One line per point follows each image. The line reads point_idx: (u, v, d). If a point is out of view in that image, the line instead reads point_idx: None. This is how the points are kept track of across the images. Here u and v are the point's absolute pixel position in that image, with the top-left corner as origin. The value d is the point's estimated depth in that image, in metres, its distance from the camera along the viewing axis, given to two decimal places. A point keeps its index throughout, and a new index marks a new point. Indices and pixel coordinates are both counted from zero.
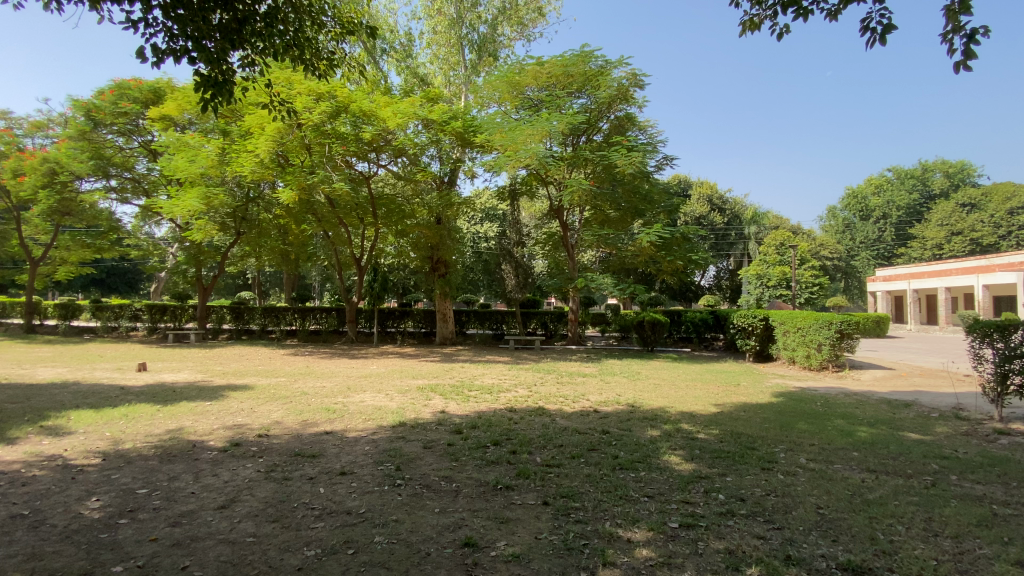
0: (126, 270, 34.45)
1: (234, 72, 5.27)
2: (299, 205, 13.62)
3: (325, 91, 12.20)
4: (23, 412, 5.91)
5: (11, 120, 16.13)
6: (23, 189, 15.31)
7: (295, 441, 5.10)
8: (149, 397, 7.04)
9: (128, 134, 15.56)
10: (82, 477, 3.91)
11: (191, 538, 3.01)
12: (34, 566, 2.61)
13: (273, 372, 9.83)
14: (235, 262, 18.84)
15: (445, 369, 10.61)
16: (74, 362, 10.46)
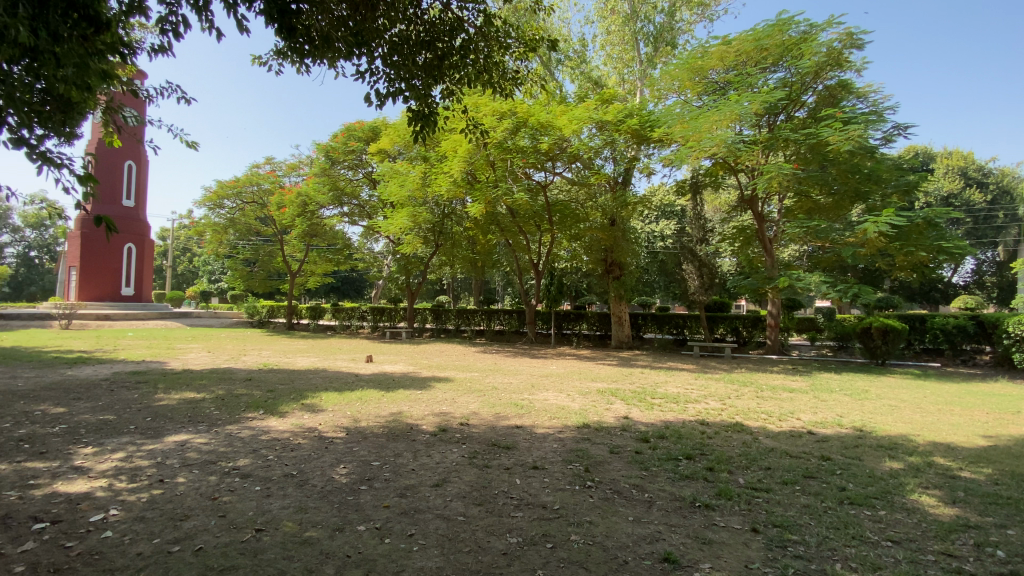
0: (354, 279, 42.07)
1: (437, 104, 5.95)
2: (486, 217, 14.86)
3: (507, 109, 12.84)
4: (293, 391, 7.59)
5: (274, 165, 20.52)
6: (285, 218, 19.45)
7: (491, 432, 5.51)
8: (375, 384, 8.39)
9: (355, 167, 19.13)
10: (332, 447, 4.82)
11: (414, 509, 3.44)
12: (304, 516, 3.27)
13: (468, 367, 10.86)
14: (434, 270, 21.35)
15: (626, 374, 10.38)
16: (322, 354, 13.11)
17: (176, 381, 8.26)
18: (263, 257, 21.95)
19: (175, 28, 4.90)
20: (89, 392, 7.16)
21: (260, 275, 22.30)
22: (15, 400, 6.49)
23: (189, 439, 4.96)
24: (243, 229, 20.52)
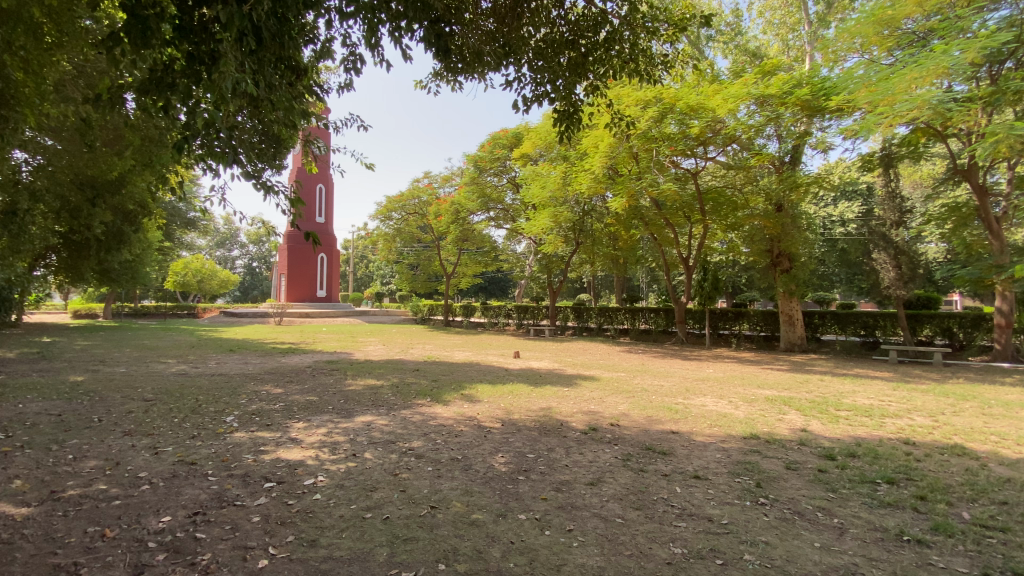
0: (500, 279, 44.32)
1: (581, 101, 5.92)
2: (628, 212, 14.47)
3: (652, 96, 12.48)
4: (453, 382, 8.26)
5: (431, 178, 22.58)
6: (440, 225, 21.27)
7: (644, 435, 5.31)
8: (525, 379, 8.70)
9: (500, 173, 20.03)
10: (491, 437, 5.12)
11: (572, 506, 3.47)
12: (470, 499, 3.51)
13: (615, 367, 10.65)
14: (576, 267, 21.46)
15: (799, 381, 9.16)
16: (475, 349, 14.05)
17: (359, 369, 9.59)
18: (423, 261, 24.33)
19: (354, 66, 5.67)
20: (298, 376, 8.70)
21: (421, 278, 24.91)
22: (249, 381, 8.18)
23: (372, 420, 5.70)
24: (406, 236, 22.95)
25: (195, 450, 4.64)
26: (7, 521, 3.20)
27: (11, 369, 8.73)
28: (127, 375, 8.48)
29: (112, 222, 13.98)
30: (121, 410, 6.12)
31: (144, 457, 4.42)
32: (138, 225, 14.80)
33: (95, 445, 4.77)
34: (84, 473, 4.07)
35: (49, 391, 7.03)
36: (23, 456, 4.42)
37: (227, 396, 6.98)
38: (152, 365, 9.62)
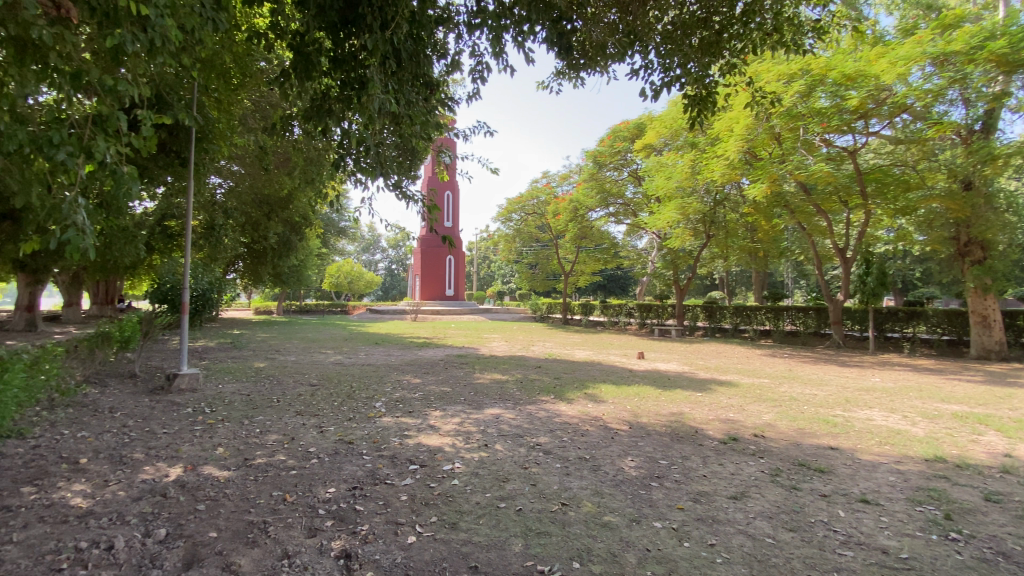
0: (622, 277, 43.18)
1: (714, 83, 5.50)
2: (769, 199, 13.15)
3: (797, 68, 11.36)
4: (577, 381, 8.24)
5: (549, 178, 22.78)
6: (560, 224, 21.39)
7: (794, 449, 4.77)
8: (652, 381, 8.36)
9: (621, 167, 19.46)
10: (619, 439, 4.99)
11: (712, 519, 3.23)
12: (601, 501, 3.45)
13: (754, 372, 9.73)
14: (705, 263, 20.13)
15: (1000, 395, 7.49)
16: (597, 348, 13.88)
17: (486, 364, 10.04)
18: (543, 261, 24.75)
19: (481, 75, 5.93)
20: (432, 368, 9.38)
21: (541, 276, 25.26)
22: (392, 371, 9.02)
23: (501, 414, 5.92)
24: (527, 236, 23.43)
25: (351, 431, 5.24)
26: (216, 481, 3.93)
27: (215, 355, 10.72)
28: (296, 363, 9.90)
29: (283, 232, 16.56)
30: (293, 392, 7.16)
31: (311, 435, 5.11)
32: (303, 234, 17.47)
33: (275, 422, 5.64)
34: (268, 445, 4.84)
35: (241, 375, 8.48)
36: (224, 428, 5.38)
37: (374, 384, 7.78)
38: (314, 355, 11.10)
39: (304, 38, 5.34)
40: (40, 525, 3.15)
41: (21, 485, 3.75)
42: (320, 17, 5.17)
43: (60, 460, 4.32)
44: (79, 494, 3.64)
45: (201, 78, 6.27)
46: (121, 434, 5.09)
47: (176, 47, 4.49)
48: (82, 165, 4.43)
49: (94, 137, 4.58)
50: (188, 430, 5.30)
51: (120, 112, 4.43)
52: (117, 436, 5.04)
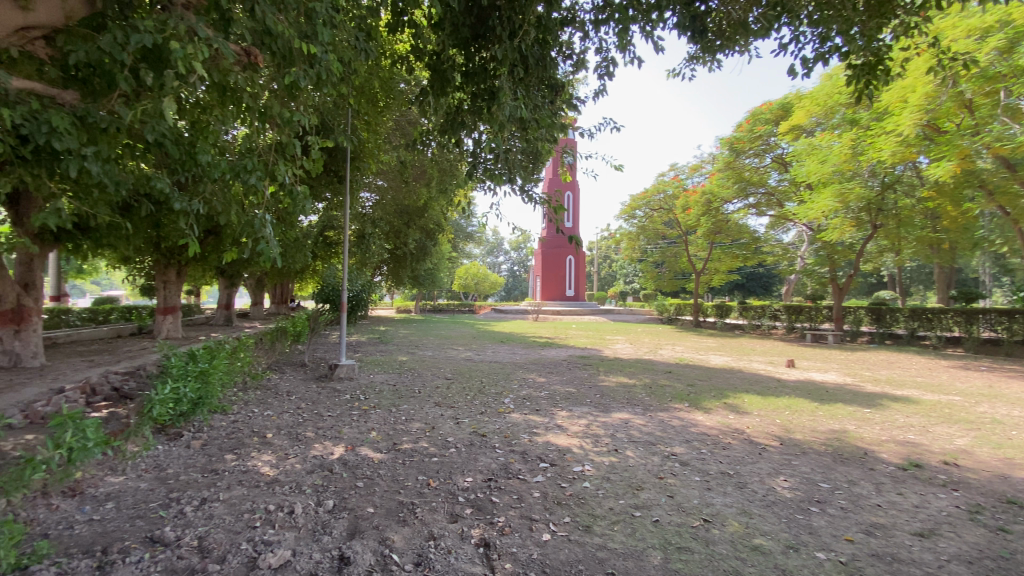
0: (763, 275, 39.22)
1: (886, 48, 4.74)
2: (957, 178, 10.96)
3: (994, 19, 9.33)
4: (713, 389, 7.66)
5: (678, 170, 21.64)
6: (690, 219, 20.12)
7: (1004, 484, 3.87)
8: (804, 393, 7.44)
9: (763, 153, 17.61)
10: (767, 455, 4.52)
11: (891, 556, 2.76)
12: (749, 522, 3.15)
13: (940, 387, 8.13)
14: (868, 258, 17.39)
15: None
16: (736, 354, 12.76)
17: (613, 367, 9.81)
18: (670, 259, 23.49)
19: (607, 71, 5.81)
20: (559, 369, 9.43)
21: (668, 275, 24.01)
22: (519, 369, 9.28)
23: (631, 419, 5.73)
24: (653, 233, 22.51)
25: (484, 425, 5.50)
26: (370, 461, 4.40)
27: (365, 349, 12.00)
28: (432, 358, 10.68)
29: (420, 238, 18.06)
30: (432, 385, 7.72)
31: (449, 426, 5.47)
32: (436, 240, 18.93)
33: (417, 411, 6.14)
34: (412, 432, 5.29)
35: (387, 367, 9.41)
36: (375, 414, 6.01)
37: (503, 381, 8.08)
38: (448, 351, 11.87)
39: (440, 56, 5.75)
40: (240, 487, 3.81)
41: (226, 453, 4.58)
42: (454, 34, 5.52)
43: (252, 433, 5.19)
44: (266, 464, 4.33)
45: (355, 103, 7.08)
46: (296, 414, 5.96)
47: (335, 79, 5.15)
48: (268, 186, 5.30)
49: (275, 161, 5.46)
50: (347, 414, 6.02)
51: (294, 139, 5.21)
52: (293, 416, 5.91)
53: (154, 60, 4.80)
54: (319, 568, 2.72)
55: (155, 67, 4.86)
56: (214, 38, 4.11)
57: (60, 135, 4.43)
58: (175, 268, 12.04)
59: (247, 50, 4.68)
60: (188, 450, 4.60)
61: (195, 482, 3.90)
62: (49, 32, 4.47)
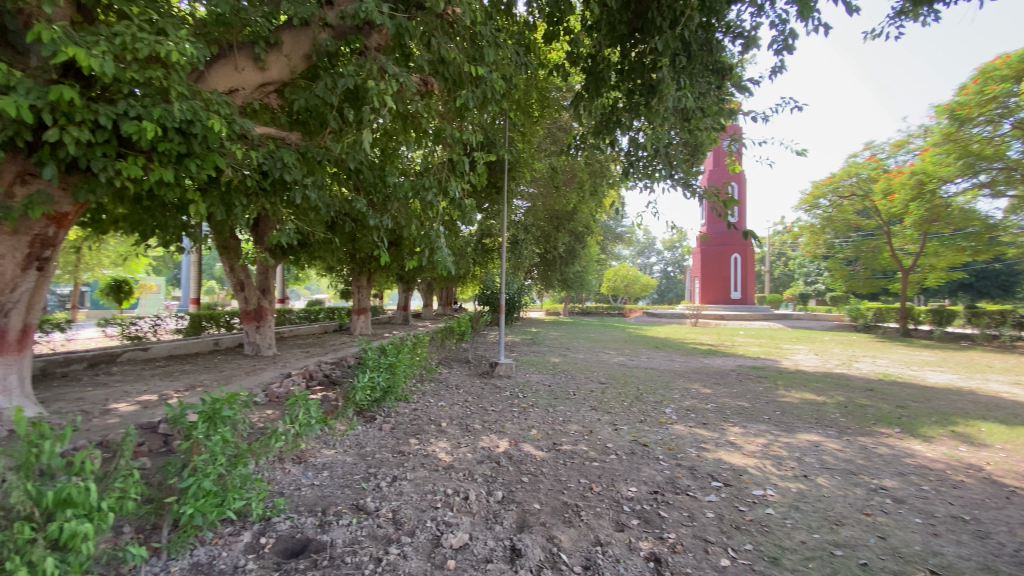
0: (999, 274, 31.07)
1: None
2: None
3: None
4: (932, 413, 6.27)
5: (874, 149, 18.40)
6: (894, 206, 16.97)
7: None
8: None
9: (999, 118, 13.38)
10: (1020, 502, 3.54)
11: None
12: None
13: None
14: None
15: None
16: (962, 370, 10.28)
17: (793, 380, 8.66)
18: (866, 254, 19.91)
19: (785, 44, 5.19)
20: (726, 379, 8.65)
21: (864, 274, 20.61)
22: (679, 377, 8.78)
23: (820, 442, 4.99)
24: (841, 225, 19.46)
25: (646, 434, 5.31)
26: (534, 459, 4.56)
27: (521, 349, 12.52)
28: (585, 361, 10.69)
29: (570, 241, 18.31)
30: (588, 389, 7.71)
31: (608, 431, 5.40)
32: (586, 242, 19.02)
33: (575, 413, 6.20)
34: (571, 433, 5.36)
35: (542, 367, 9.70)
36: (535, 413, 6.23)
37: (663, 389, 7.70)
38: (601, 355, 11.77)
39: (596, 57, 5.76)
40: (422, 469, 4.26)
41: (410, 437, 5.17)
42: (610, 34, 5.55)
43: (430, 421, 5.77)
44: (443, 450, 4.78)
45: (515, 115, 7.50)
46: (464, 407, 6.47)
47: (499, 95, 5.53)
48: (441, 200, 5.86)
49: (447, 178, 6.03)
50: (509, 410, 6.35)
51: (463, 156, 5.71)
52: (462, 408, 6.43)
53: (354, 100, 5.68)
54: (493, 555, 2.90)
55: (355, 105, 5.76)
56: (400, 73, 4.73)
57: (288, 168, 5.49)
58: (366, 275, 14.04)
59: (424, 79, 5.31)
60: (381, 432, 5.30)
61: (387, 461, 4.48)
62: (281, 87, 5.58)
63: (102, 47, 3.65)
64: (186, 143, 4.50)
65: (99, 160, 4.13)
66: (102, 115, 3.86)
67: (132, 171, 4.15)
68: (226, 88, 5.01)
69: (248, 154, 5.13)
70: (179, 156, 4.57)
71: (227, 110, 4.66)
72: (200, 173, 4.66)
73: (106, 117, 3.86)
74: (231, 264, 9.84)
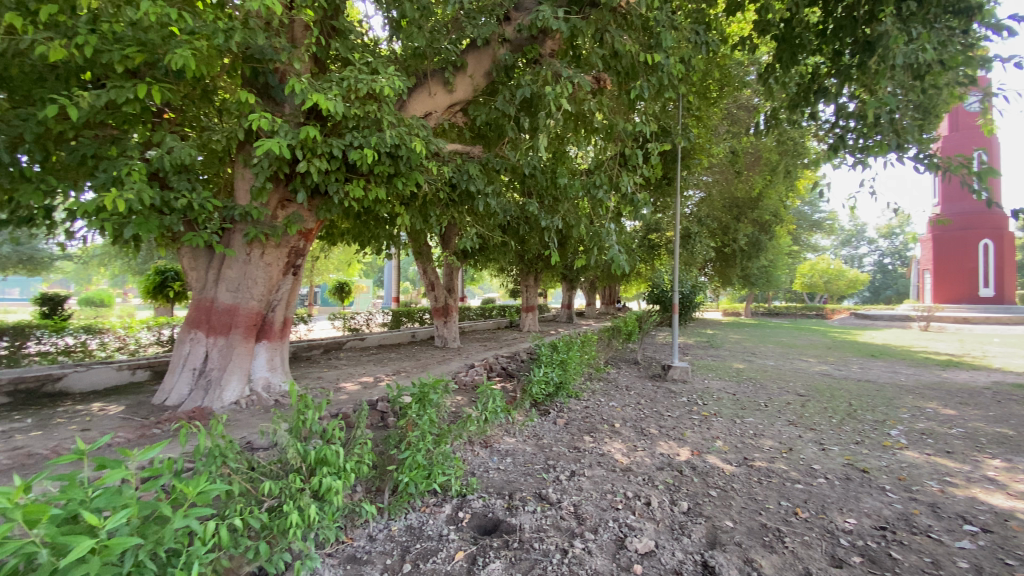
0: None
1: None
2: None
3: None
4: None
5: None
6: None
7: None
8: None
9: None
10: None
11: None
12: None
13: None
14: None
15: None
16: None
17: None
18: None
19: None
20: (976, 399, 6.81)
21: None
22: (904, 393, 7.22)
23: None
24: None
25: (862, 458, 4.49)
26: (722, 472, 4.20)
27: (695, 352, 11.70)
28: (775, 369, 9.49)
29: (752, 233, 16.57)
30: (781, 400, 6.82)
31: (811, 450, 4.70)
32: (771, 232, 16.95)
33: (767, 427, 5.54)
34: (764, 449, 4.80)
35: (723, 373, 8.89)
36: (718, 422, 5.74)
37: (882, 406, 6.41)
38: (795, 362, 10.32)
39: (791, 21, 5.04)
40: (600, 468, 4.25)
41: (585, 434, 5.21)
42: None
43: (603, 421, 5.74)
44: (619, 451, 4.71)
45: (690, 100, 7.03)
46: (638, 409, 6.29)
47: (676, 82, 5.26)
48: (612, 197, 5.80)
49: (619, 174, 5.93)
50: (687, 417, 5.96)
51: (636, 150, 5.55)
52: (636, 410, 6.25)
53: (529, 107, 5.96)
54: (683, 568, 2.75)
55: (530, 112, 6.03)
56: (574, 75, 4.80)
57: (471, 178, 6.02)
58: (534, 275, 14.64)
59: (598, 76, 5.30)
60: (556, 426, 5.45)
61: (565, 455, 4.58)
62: (466, 105, 6.13)
63: (335, 91, 4.45)
64: (393, 164, 5.23)
65: (333, 185, 5.07)
66: (335, 147, 4.70)
67: (356, 191, 5.00)
68: (423, 112, 5.64)
69: (440, 169, 5.75)
70: (388, 175, 5.33)
71: (424, 132, 5.29)
72: (404, 188, 5.37)
73: (337, 148, 4.70)
74: (423, 267, 11.17)
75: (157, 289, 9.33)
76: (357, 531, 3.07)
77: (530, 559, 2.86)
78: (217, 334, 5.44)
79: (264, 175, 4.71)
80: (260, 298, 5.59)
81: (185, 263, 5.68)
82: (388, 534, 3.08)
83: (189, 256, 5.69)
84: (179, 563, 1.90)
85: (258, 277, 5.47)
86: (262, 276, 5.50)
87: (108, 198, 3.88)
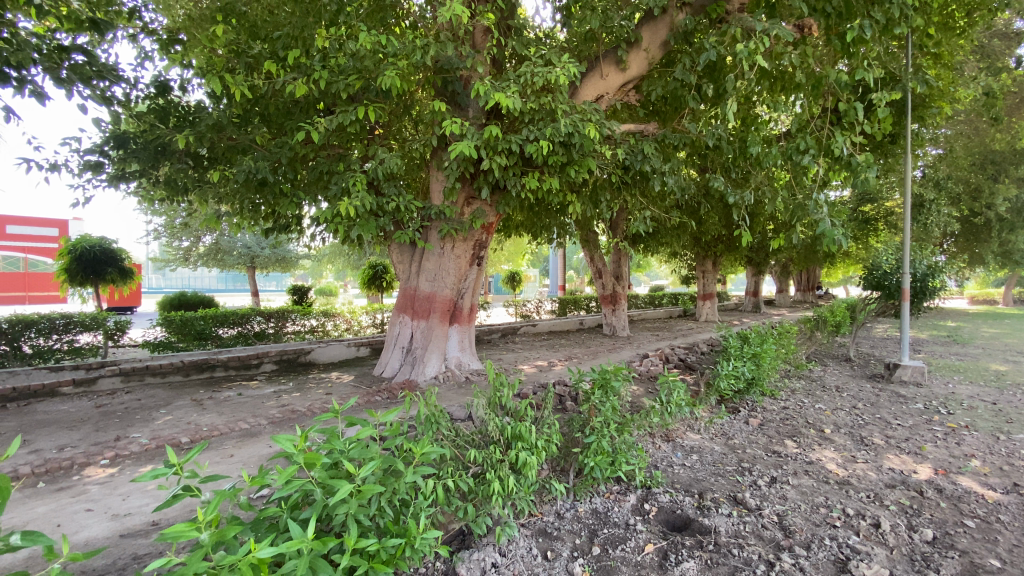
0: None
1: None
2: None
3: None
4: None
5: None
6: None
7: None
8: None
9: None
10: None
11: None
12: None
13: None
14: None
15: None
16: None
17: None
18: None
19: None
20: None
21: None
22: None
23: None
24: None
25: None
26: (982, 499, 3.33)
27: (931, 349, 9.44)
28: None
29: (1018, 195, 12.71)
30: None
31: None
32: None
33: None
34: None
35: (975, 376, 7.02)
36: (972, 436, 4.55)
37: None
38: None
39: None
40: (808, 477, 3.72)
41: (785, 438, 4.61)
42: None
43: (809, 424, 5.01)
44: (832, 461, 4.06)
45: (926, 33, 5.63)
46: (853, 414, 5.33)
47: (910, 12, 4.30)
48: (820, 162, 5.00)
49: (830, 134, 5.15)
50: (925, 428, 4.84)
51: (854, 102, 4.73)
52: (851, 415, 5.31)
53: (712, 73, 5.47)
54: None
55: (713, 79, 5.54)
56: (771, 26, 4.22)
57: (646, 158, 5.76)
58: (712, 259, 13.49)
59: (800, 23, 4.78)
60: (748, 427, 4.93)
61: (762, 459, 4.12)
62: (639, 82, 5.90)
63: (513, 87, 4.64)
64: (567, 153, 5.26)
65: (512, 179, 5.35)
66: (514, 143, 4.93)
67: (533, 183, 5.19)
68: (594, 96, 5.57)
69: (613, 152, 5.62)
70: (563, 165, 5.40)
71: (597, 116, 5.20)
72: (579, 176, 5.38)
73: (516, 144, 4.92)
74: (592, 255, 11.16)
75: (370, 280, 11.06)
76: (546, 507, 3.18)
77: (729, 565, 2.64)
78: (420, 318, 6.21)
79: (453, 176, 5.18)
80: (452, 287, 6.22)
81: (393, 257, 6.60)
82: (575, 515, 3.13)
83: (396, 251, 6.59)
84: (409, 511, 2.20)
85: (450, 268, 6.10)
86: (453, 267, 6.11)
87: (342, 206, 4.70)
